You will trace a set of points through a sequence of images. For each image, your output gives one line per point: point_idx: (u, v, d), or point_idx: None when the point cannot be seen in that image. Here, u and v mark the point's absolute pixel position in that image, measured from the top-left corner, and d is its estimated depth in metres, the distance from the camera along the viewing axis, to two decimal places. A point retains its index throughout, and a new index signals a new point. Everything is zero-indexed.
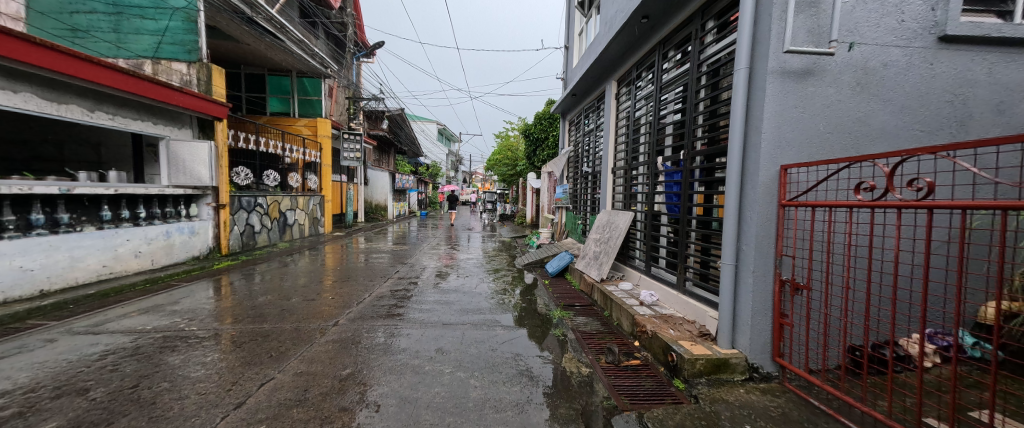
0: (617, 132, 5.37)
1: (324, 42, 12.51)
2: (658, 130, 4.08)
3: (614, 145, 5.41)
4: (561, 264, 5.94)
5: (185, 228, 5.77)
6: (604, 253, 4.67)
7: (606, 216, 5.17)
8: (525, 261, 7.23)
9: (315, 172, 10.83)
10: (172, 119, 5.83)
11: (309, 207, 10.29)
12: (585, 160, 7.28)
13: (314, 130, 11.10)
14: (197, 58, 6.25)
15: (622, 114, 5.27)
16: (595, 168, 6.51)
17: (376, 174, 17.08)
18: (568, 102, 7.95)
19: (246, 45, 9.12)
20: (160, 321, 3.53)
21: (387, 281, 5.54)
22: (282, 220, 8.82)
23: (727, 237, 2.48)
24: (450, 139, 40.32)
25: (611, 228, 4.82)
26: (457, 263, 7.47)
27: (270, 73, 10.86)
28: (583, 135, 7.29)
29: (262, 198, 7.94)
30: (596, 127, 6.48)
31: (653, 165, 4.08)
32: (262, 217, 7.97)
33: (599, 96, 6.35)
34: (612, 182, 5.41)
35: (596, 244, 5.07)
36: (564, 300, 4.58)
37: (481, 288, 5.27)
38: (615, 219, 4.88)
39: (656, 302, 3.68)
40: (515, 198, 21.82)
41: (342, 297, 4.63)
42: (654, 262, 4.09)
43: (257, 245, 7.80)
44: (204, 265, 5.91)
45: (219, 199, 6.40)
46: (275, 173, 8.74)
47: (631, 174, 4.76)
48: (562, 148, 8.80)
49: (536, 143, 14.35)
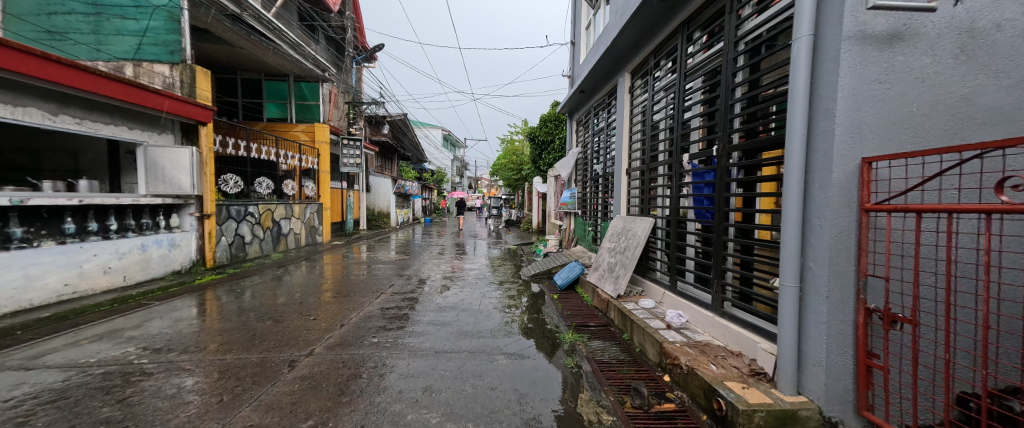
0: (631, 130, 4.86)
1: (324, 46, 12.22)
2: (682, 124, 3.54)
3: (628, 143, 4.89)
4: (570, 276, 5.41)
5: (163, 240, 5.35)
6: (621, 265, 4.12)
7: (622, 223, 4.63)
8: (531, 271, 6.70)
9: (313, 179, 10.46)
10: (153, 124, 5.45)
11: (306, 216, 9.88)
12: (594, 161, 6.76)
13: (312, 136, 10.74)
14: (180, 59, 5.87)
15: (637, 109, 4.76)
16: (606, 170, 6.00)
17: (378, 181, 16.73)
18: (576, 101, 7.45)
19: (240, 49, 8.80)
20: (110, 350, 3.07)
21: (380, 297, 5.07)
22: (276, 230, 8.40)
23: (788, 252, 1.97)
24: (455, 145, 40.15)
25: (628, 236, 4.28)
26: (459, 274, 6.97)
27: (266, 78, 10.55)
28: (593, 135, 6.77)
29: (254, 207, 7.54)
30: (607, 125, 5.96)
31: (677, 165, 3.54)
32: (253, 226, 7.56)
33: (609, 91, 5.84)
34: (627, 185, 4.88)
35: (611, 255, 4.54)
36: (575, 320, 4.02)
37: (482, 303, 4.75)
38: (633, 226, 4.33)
39: (686, 324, 3.13)
40: (519, 203, 21.40)
41: (326, 316, 4.13)
42: (679, 276, 3.54)
43: (248, 257, 7.37)
44: (184, 280, 5.47)
45: (203, 208, 5.98)
46: (268, 180, 8.35)
47: (650, 177, 4.23)
48: (569, 150, 8.28)
49: (540, 147, 13.86)
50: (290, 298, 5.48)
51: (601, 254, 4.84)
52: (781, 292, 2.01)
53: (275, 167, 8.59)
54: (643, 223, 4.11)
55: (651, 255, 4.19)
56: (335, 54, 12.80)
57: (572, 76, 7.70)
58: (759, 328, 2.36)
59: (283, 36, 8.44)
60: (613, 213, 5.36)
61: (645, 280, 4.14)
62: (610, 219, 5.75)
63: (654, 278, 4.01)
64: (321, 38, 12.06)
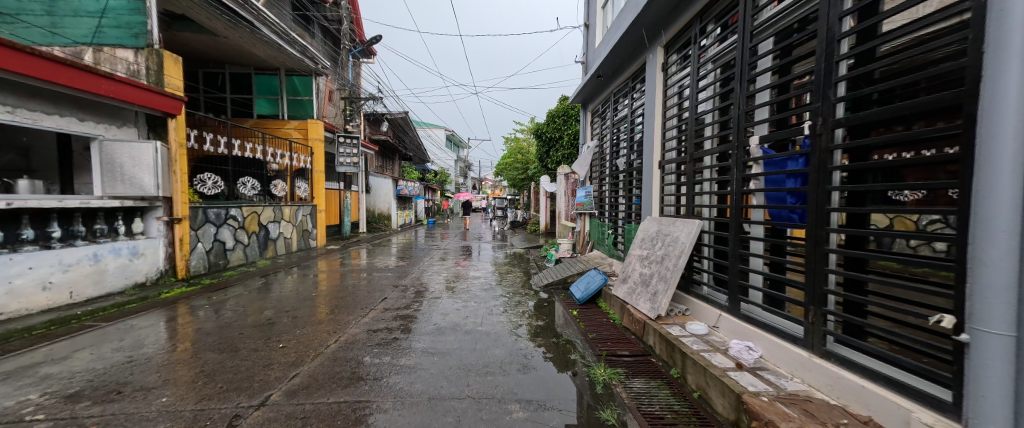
0: (665, 113, 4.10)
1: (319, 39, 11.56)
2: (746, 99, 2.75)
3: (661, 130, 4.13)
4: (591, 288, 4.64)
5: (123, 249, 4.67)
6: (660, 279, 3.35)
7: (657, 225, 3.84)
8: (543, 279, 5.95)
9: (306, 180, 9.80)
10: (111, 115, 4.75)
11: (298, 219, 9.18)
12: (614, 154, 5.99)
13: (305, 133, 10.00)
14: (146, 43, 5.19)
15: (673, 88, 4.01)
16: (631, 164, 5.24)
17: (379, 181, 16.06)
18: (591, 89, 6.71)
19: (223, 38, 8.09)
20: (4, 398, 2.34)
21: (370, 313, 4.33)
22: (263, 234, 7.70)
23: (995, 279, 1.25)
24: (460, 146, 39.68)
25: (669, 241, 3.49)
26: (461, 281, 6.22)
27: (256, 72, 9.89)
28: (612, 126, 6.03)
29: (236, 210, 6.85)
30: (631, 113, 5.20)
31: (739, 152, 2.76)
32: (236, 231, 6.87)
33: (634, 73, 5.09)
34: (661, 180, 4.12)
35: (643, 264, 3.78)
36: (605, 347, 3.24)
37: (489, 321, 4.00)
38: (674, 228, 3.54)
39: (759, 361, 2.36)
40: (526, 203, 20.62)
41: (301, 338, 3.39)
42: (741, 295, 2.75)
43: (229, 265, 6.67)
44: (147, 294, 4.75)
45: (173, 212, 5.31)
46: (254, 180, 7.64)
47: (694, 168, 3.45)
48: (583, 144, 7.52)
49: (548, 144, 13.12)
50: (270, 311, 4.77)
51: (629, 264, 4.09)
52: (974, 341, 1.31)
53: (262, 166, 7.89)
54: (688, 225, 3.31)
55: (697, 265, 3.42)
56: (331, 48, 12.18)
57: (586, 62, 6.99)
58: (903, 384, 1.62)
59: (263, 19, 7.39)
60: (641, 214, 4.58)
61: (690, 298, 3.36)
62: (636, 220, 4.98)
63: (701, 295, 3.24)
64: (316, 31, 11.40)
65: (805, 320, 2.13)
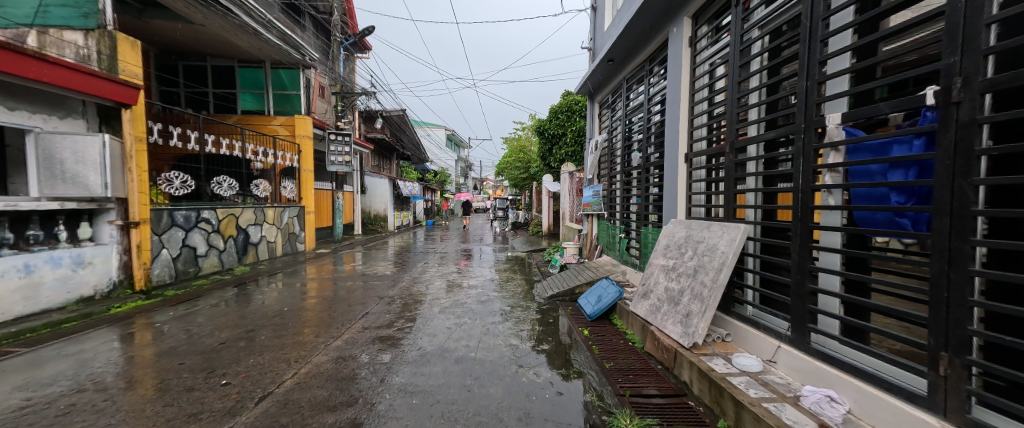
0: (693, 97, 3.46)
1: (311, 32, 10.96)
2: (817, 66, 2.09)
3: (688, 116, 3.49)
4: (604, 303, 4.00)
5: (64, 258, 4.07)
6: (694, 297, 2.72)
7: (686, 230, 3.20)
8: (548, 289, 5.31)
9: (294, 179, 9.21)
10: (52, 104, 4.11)
11: (283, 221, 8.58)
12: (627, 149, 5.36)
13: (292, 130, 9.40)
14: (97, 25, 4.62)
15: (703, 66, 3.37)
16: (648, 159, 4.61)
17: (375, 181, 15.45)
18: (600, 77, 6.08)
19: (201, 26, 7.46)
20: None
21: (345, 331, 3.70)
22: (242, 239, 7.08)
23: None
24: (461, 145, 39.12)
25: (703, 249, 2.86)
26: (456, 290, 5.58)
27: (240, 65, 9.29)
28: (624, 117, 5.40)
29: (209, 212, 6.23)
30: (649, 100, 4.57)
31: (807, 137, 2.11)
32: (210, 235, 6.26)
33: (652, 55, 4.46)
34: (689, 175, 3.48)
35: (669, 277, 3.15)
36: (627, 384, 2.60)
37: (485, 344, 3.36)
38: (709, 233, 2.89)
39: (850, 420, 1.72)
40: (528, 203, 19.98)
41: (255, 369, 2.78)
42: (810, 323, 2.10)
43: (201, 273, 6.06)
44: (92, 310, 4.14)
45: (129, 215, 4.72)
46: (232, 179, 7.01)
47: (735, 160, 2.81)
48: (591, 138, 6.88)
49: (551, 141, 12.52)
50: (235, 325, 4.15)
51: (651, 274, 3.45)
52: None
53: (242, 165, 7.29)
54: (730, 229, 2.67)
55: (740, 279, 2.79)
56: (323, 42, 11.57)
57: (593, 48, 6.38)
58: None
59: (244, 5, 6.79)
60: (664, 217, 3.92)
61: (731, 320, 2.73)
62: (658, 225, 4.31)
63: (745, 317, 2.61)
64: (307, 23, 10.80)
65: (930, 370, 1.49)
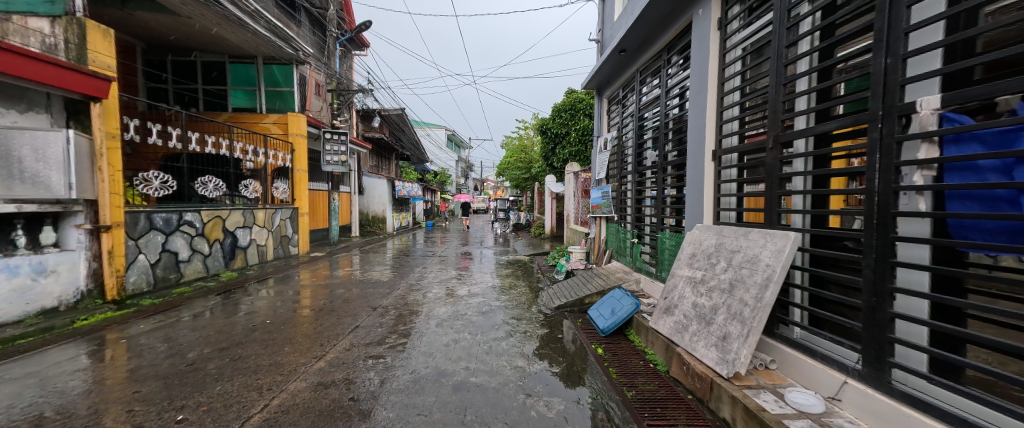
0: (723, 86, 3.07)
1: (306, 28, 10.58)
2: (900, 39, 1.68)
3: (717, 108, 3.10)
4: (619, 318, 3.60)
5: (22, 266, 3.69)
6: (731, 317, 2.33)
7: (717, 237, 2.81)
8: (554, 298, 4.92)
9: (287, 179, 8.83)
10: (12, 96, 3.68)
11: (275, 224, 8.19)
12: (640, 147, 4.97)
13: (285, 128, 8.99)
14: (65, 11, 4.21)
15: (734, 51, 2.97)
16: (665, 157, 4.23)
17: (373, 182, 15.09)
18: (609, 70, 5.71)
19: (187, 19, 7.08)
20: None
21: (330, 347, 3.31)
22: (229, 243, 6.69)
23: None
24: (461, 146, 38.82)
25: (741, 260, 2.46)
26: (455, 298, 5.19)
27: (231, 60, 8.92)
28: (636, 112, 5.02)
29: (192, 214, 5.85)
30: (667, 93, 4.19)
31: (885, 126, 1.72)
32: (193, 239, 5.86)
33: (671, 43, 4.08)
34: (717, 175, 3.09)
35: (698, 292, 2.75)
36: (654, 420, 2.21)
37: (487, 365, 2.97)
38: (747, 242, 2.49)
39: None
40: (530, 205, 19.58)
41: (220, 400, 2.39)
42: (886, 357, 1.71)
43: (183, 280, 5.67)
44: (53, 324, 3.77)
45: (100, 219, 4.35)
46: (218, 179, 6.63)
47: (778, 157, 2.42)
48: (598, 136, 6.50)
49: (553, 140, 12.15)
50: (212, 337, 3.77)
51: (675, 286, 3.06)
52: None
53: (230, 164, 6.91)
54: (776, 237, 2.28)
55: (788, 296, 2.39)
56: (319, 37, 11.19)
57: (601, 40, 6.01)
58: None
59: None
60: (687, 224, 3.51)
61: (776, 344, 2.34)
62: (680, 231, 3.92)
63: (796, 342, 2.22)
64: (304, 18, 10.42)
65: None
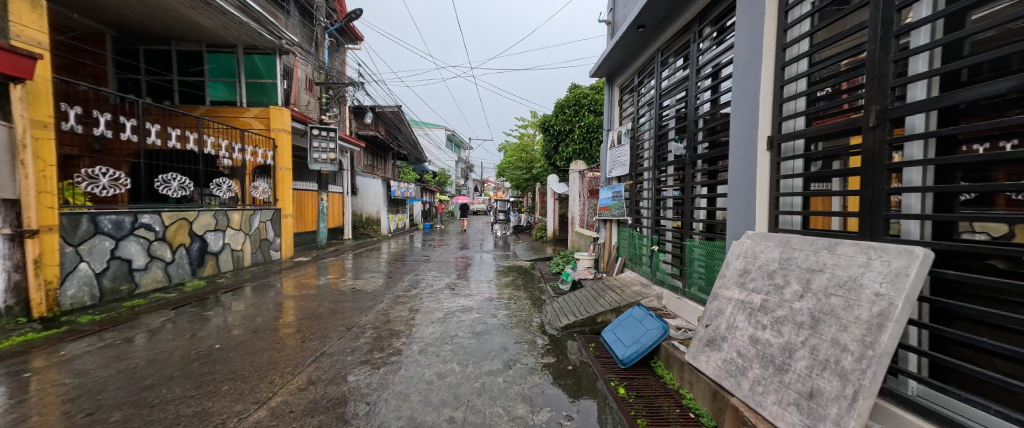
0: (783, 55, 2.38)
1: (296, 19, 9.94)
2: None
3: (776, 83, 2.41)
4: (643, 347, 2.91)
5: None
6: (820, 367, 1.65)
7: (783, 251, 2.11)
8: (559, 315, 4.24)
9: (269, 178, 8.17)
10: None
11: (254, 227, 7.50)
12: (659, 140, 4.31)
13: (267, 123, 8.29)
14: None
15: (801, 8, 2.28)
16: (694, 151, 3.55)
17: (367, 182, 14.44)
18: (622, 54, 5.06)
19: (155, 1, 6.41)
20: None
21: (282, 383, 2.65)
22: (197, 248, 6.01)
23: None
24: (461, 147, 38.21)
25: (830, 286, 1.76)
26: (446, 312, 4.51)
27: (209, 50, 8.27)
28: (655, 100, 4.36)
29: (150, 217, 5.17)
30: (698, 74, 3.54)
31: None
32: (151, 245, 5.19)
33: (705, 12, 3.42)
34: (772, 169, 2.41)
35: (758, 324, 2.06)
36: None
37: (478, 413, 2.30)
38: (836, 261, 1.80)
39: None
40: (531, 206, 18.89)
41: None
42: None
43: (137, 292, 4.98)
44: None
45: (25, 222, 3.72)
46: (183, 178, 5.97)
47: (886, 140, 1.73)
48: (609, 130, 5.83)
49: (556, 138, 11.50)
50: (146, 363, 3.06)
51: (721, 311, 2.36)
52: None
53: (200, 161, 6.27)
54: (889, 256, 1.59)
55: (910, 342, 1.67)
56: (309, 29, 10.54)
57: (612, 22, 5.36)
58: None
59: None
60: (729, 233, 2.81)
61: (895, 410, 1.63)
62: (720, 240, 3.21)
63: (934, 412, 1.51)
64: (293, 9, 9.80)
65: None
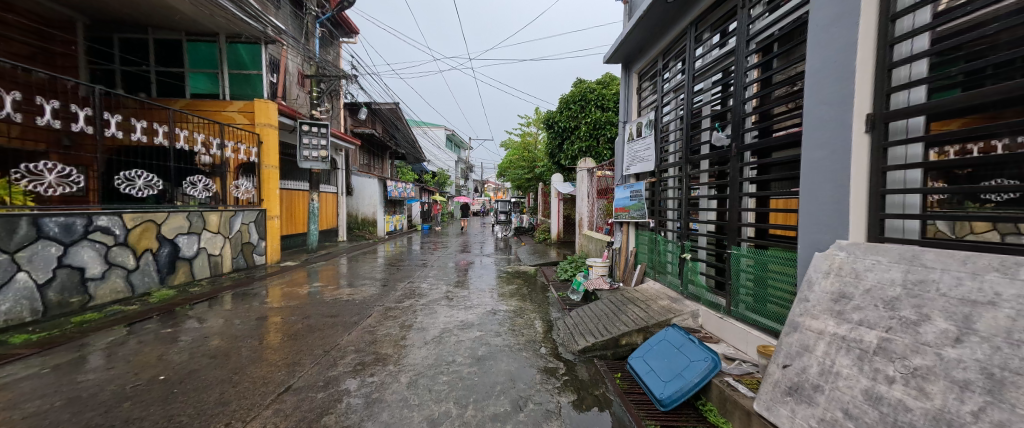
0: (891, 4, 1.74)
1: (286, 9, 9.33)
2: None
3: (880, 43, 1.78)
4: (689, 385, 2.30)
5: None
6: None
7: (909, 272, 1.51)
8: (574, 334, 3.63)
9: (252, 177, 7.56)
10: None
11: (235, 229, 6.90)
12: (688, 130, 3.72)
13: (252, 118, 7.70)
14: None
15: None
16: (740, 140, 2.93)
17: (363, 182, 13.87)
18: (642, 34, 4.48)
19: None
20: None
21: None
22: (165, 254, 5.40)
23: None
24: (461, 147, 37.62)
25: (1018, 329, 1.17)
26: (442, 329, 3.91)
27: (189, 39, 7.68)
28: (686, 84, 3.76)
29: (107, 219, 4.56)
30: (746, 46, 2.93)
31: None
32: (109, 250, 4.59)
33: None
34: (874, 157, 1.79)
35: (876, 374, 1.45)
36: None
37: None
38: (1022, 291, 1.22)
39: None
40: (533, 207, 18.31)
41: None
42: None
43: (91, 304, 4.37)
44: None
45: None
46: (151, 175, 5.36)
47: None
48: (626, 123, 5.25)
49: (561, 135, 10.91)
50: (68, 401, 2.46)
51: (807, 349, 1.75)
52: None
53: (170, 156, 5.66)
54: None
55: None
56: (300, 20, 9.93)
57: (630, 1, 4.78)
58: None
59: None
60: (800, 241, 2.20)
61: None
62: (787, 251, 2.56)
63: None
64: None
65: None
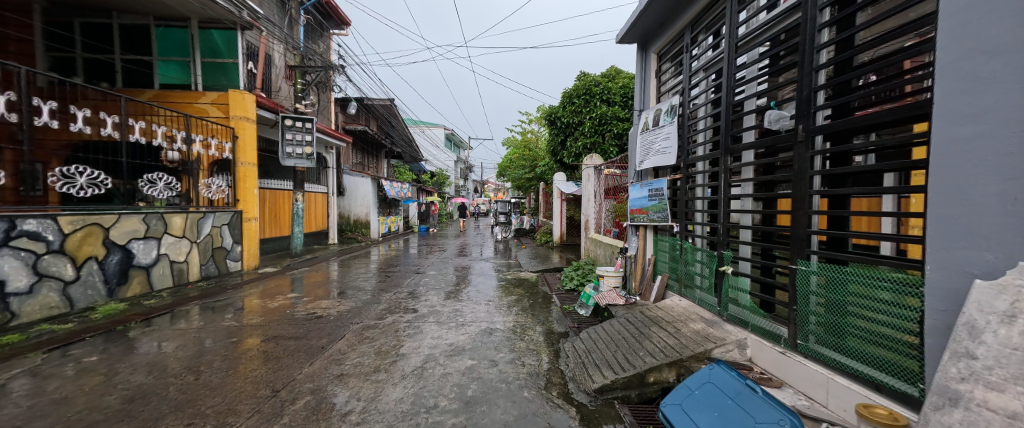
0: None
1: None
2: None
3: None
4: None
5: None
6: None
7: None
8: (585, 365, 2.94)
9: (226, 176, 6.89)
10: None
11: (204, 233, 6.22)
12: (728, 114, 3.03)
13: (226, 110, 7.01)
14: None
15: None
16: (809, 121, 2.23)
17: (355, 181, 13.21)
18: (665, 5, 3.82)
19: None
20: None
21: None
22: (115, 262, 4.73)
23: None
24: (461, 147, 36.96)
25: None
26: (425, 356, 3.23)
27: (158, 24, 7.04)
28: (725, 58, 3.07)
29: (33, 223, 3.90)
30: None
31: None
32: (38, 259, 3.93)
33: None
34: None
35: None
36: None
37: None
38: None
39: None
40: (534, 208, 17.67)
41: None
42: None
43: (12, 324, 3.69)
44: None
45: None
46: (97, 172, 4.68)
47: None
48: (642, 111, 4.59)
49: (563, 132, 10.27)
50: None
51: None
52: None
53: (123, 151, 5.00)
54: None
55: None
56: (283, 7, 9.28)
57: None
58: None
59: None
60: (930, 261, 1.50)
61: None
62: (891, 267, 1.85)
63: None
64: None
65: None
